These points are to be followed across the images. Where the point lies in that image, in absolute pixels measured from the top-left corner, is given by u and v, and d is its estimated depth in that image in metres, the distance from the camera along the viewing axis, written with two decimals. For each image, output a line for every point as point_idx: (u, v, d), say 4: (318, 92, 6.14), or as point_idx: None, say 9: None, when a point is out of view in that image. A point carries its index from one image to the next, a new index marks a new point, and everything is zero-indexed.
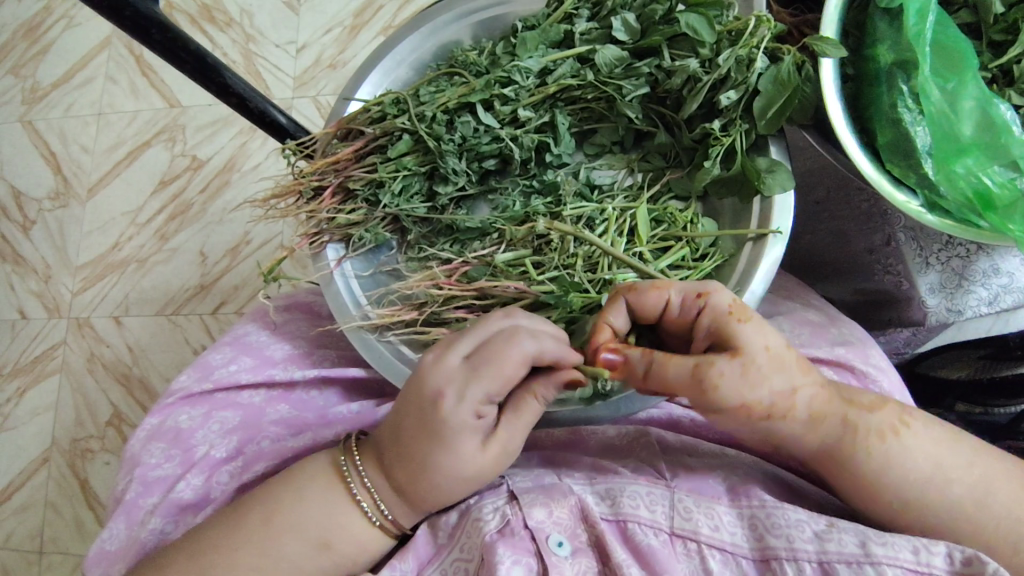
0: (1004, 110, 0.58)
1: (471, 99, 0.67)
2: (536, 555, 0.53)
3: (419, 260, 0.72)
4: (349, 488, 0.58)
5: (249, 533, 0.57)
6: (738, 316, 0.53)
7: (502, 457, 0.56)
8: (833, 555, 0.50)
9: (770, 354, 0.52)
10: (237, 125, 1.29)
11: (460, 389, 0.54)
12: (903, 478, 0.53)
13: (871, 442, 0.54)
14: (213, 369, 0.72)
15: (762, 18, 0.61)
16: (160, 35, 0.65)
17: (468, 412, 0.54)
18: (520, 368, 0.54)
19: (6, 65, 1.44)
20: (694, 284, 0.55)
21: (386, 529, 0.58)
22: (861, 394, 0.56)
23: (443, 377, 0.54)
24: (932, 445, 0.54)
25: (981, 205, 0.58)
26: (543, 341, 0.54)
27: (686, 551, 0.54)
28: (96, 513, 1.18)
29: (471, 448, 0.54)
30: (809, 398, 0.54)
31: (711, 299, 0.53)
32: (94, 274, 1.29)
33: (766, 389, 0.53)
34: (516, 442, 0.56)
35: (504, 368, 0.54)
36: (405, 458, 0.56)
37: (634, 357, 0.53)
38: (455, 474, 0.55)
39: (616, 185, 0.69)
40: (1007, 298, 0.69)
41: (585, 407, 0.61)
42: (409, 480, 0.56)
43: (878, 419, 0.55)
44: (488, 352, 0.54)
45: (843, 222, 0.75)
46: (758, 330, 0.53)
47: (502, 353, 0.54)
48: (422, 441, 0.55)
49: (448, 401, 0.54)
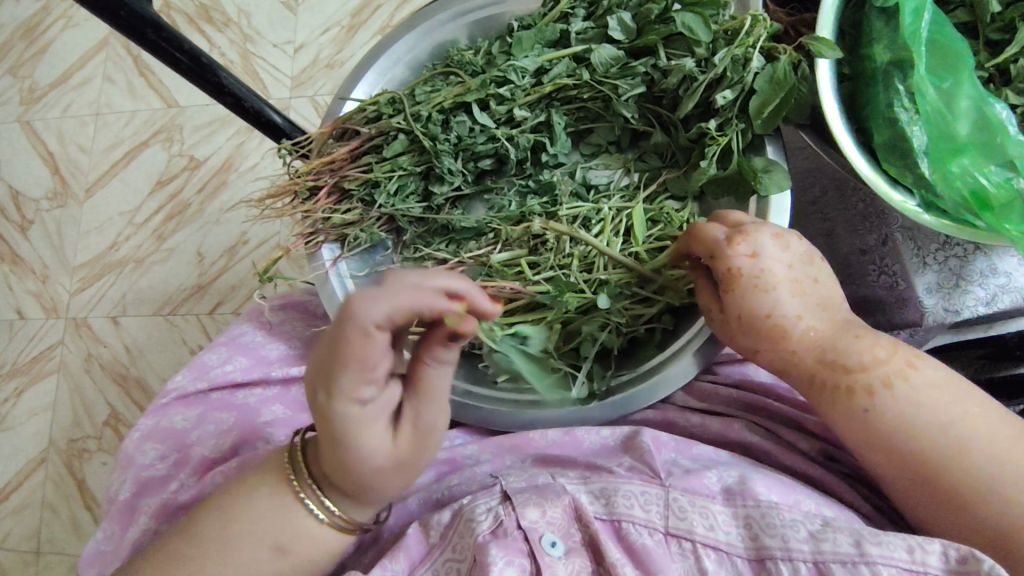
0: (1000, 109, 0.58)
1: (466, 99, 0.67)
2: (529, 556, 0.53)
3: (414, 260, 0.71)
4: (299, 495, 0.57)
5: (212, 538, 0.56)
6: (726, 285, 0.56)
7: (421, 435, 0.53)
8: (828, 555, 0.50)
9: (741, 324, 0.57)
10: (235, 125, 1.29)
11: (328, 385, 0.48)
12: (872, 435, 0.54)
13: (843, 398, 0.55)
14: (209, 368, 0.72)
15: (758, 17, 0.61)
16: (154, 35, 0.65)
17: (348, 404, 0.49)
18: (379, 340, 0.45)
19: (4, 65, 1.43)
20: (718, 240, 0.55)
21: (337, 523, 0.57)
22: (858, 351, 0.55)
23: (314, 373, 0.49)
24: (920, 397, 0.53)
25: (977, 205, 0.58)
26: (397, 301, 0.44)
27: (681, 551, 0.54)
28: (93, 513, 1.18)
29: (379, 430, 0.51)
30: (782, 354, 0.57)
31: (727, 259, 0.55)
32: (92, 274, 1.29)
33: (737, 344, 0.58)
34: (430, 420, 0.52)
35: (360, 357, 0.46)
36: (328, 460, 0.53)
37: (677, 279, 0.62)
38: (374, 460, 0.52)
39: (612, 185, 0.68)
40: (1004, 298, 0.68)
41: (580, 407, 0.64)
42: (333, 475, 0.54)
43: (862, 379, 0.54)
44: (336, 335, 0.45)
45: (834, 222, 0.75)
46: (743, 300, 0.56)
47: (349, 346, 0.45)
48: (325, 437, 0.51)
49: (324, 395, 0.49)
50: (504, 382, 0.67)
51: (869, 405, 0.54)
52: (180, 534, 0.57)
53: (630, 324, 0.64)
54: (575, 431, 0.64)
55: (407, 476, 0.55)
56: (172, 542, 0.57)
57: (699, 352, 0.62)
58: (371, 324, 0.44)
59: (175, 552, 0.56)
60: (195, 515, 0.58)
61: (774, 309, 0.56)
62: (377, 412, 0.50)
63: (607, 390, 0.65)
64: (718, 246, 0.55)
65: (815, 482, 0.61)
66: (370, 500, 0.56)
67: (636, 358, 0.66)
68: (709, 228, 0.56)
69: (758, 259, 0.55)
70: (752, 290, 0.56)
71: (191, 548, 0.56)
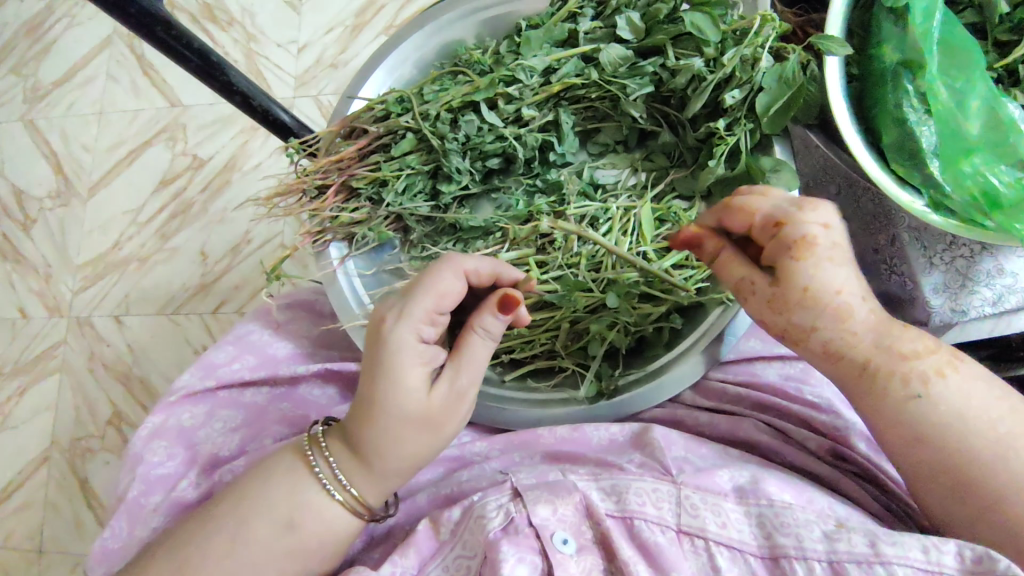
0: (1012, 109, 0.58)
1: (475, 97, 0.66)
2: (541, 553, 0.54)
3: (422, 259, 0.71)
4: (314, 470, 0.58)
5: (222, 522, 0.56)
6: (796, 254, 0.52)
7: (452, 399, 0.56)
8: (843, 555, 0.50)
9: (806, 294, 0.53)
10: (238, 125, 1.29)
11: (399, 312, 0.56)
12: (923, 425, 0.54)
13: (897, 385, 0.54)
14: (216, 367, 0.71)
15: (768, 17, 0.60)
16: (164, 33, 0.65)
17: (408, 331, 0.55)
18: (459, 285, 0.57)
19: (6, 65, 1.43)
20: (783, 209, 0.52)
21: (349, 505, 0.58)
22: (908, 339, 0.55)
23: (388, 306, 0.57)
24: (959, 396, 0.54)
25: (987, 205, 0.58)
26: (485, 261, 0.58)
27: (694, 549, 0.54)
28: (95, 512, 1.18)
29: (418, 379, 0.55)
30: (840, 335, 0.54)
31: (793, 226, 0.52)
32: (95, 273, 1.29)
33: (791, 317, 0.54)
34: (464, 384, 0.56)
35: (438, 287, 0.56)
36: (358, 407, 0.56)
37: (708, 243, 0.56)
38: (402, 410, 0.54)
39: (620, 184, 0.68)
40: (1011, 298, 0.68)
41: (588, 406, 0.64)
42: (355, 425, 0.56)
43: (915, 367, 0.54)
44: (428, 270, 0.57)
45: (849, 221, 0.74)
46: (816, 270, 0.52)
47: (436, 277, 0.56)
48: (368, 374, 0.56)
49: (390, 323, 0.56)
50: (511, 381, 0.68)
51: (923, 395, 0.54)
52: (198, 520, 0.57)
53: (638, 323, 0.64)
54: (585, 428, 0.64)
55: (425, 444, 0.56)
56: (185, 536, 0.57)
57: (705, 353, 0.62)
58: (463, 265, 0.57)
59: (202, 533, 0.56)
60: (205, 506, 0.58)
61: (842, 286, 0.53)
62: (425, 356, 0.56)
63: (616, 388, 0.64)
64: (789, 212, 0.52)
65: (827, 483, 0.61)
66: (379, 471, 0.57)
67: (645, 356, 0.67)
68: (771, 195, 0.53)
69: (831, 230, 0.53)
70: (825, 258, 0.52)
71: (210, 533, 0.56)
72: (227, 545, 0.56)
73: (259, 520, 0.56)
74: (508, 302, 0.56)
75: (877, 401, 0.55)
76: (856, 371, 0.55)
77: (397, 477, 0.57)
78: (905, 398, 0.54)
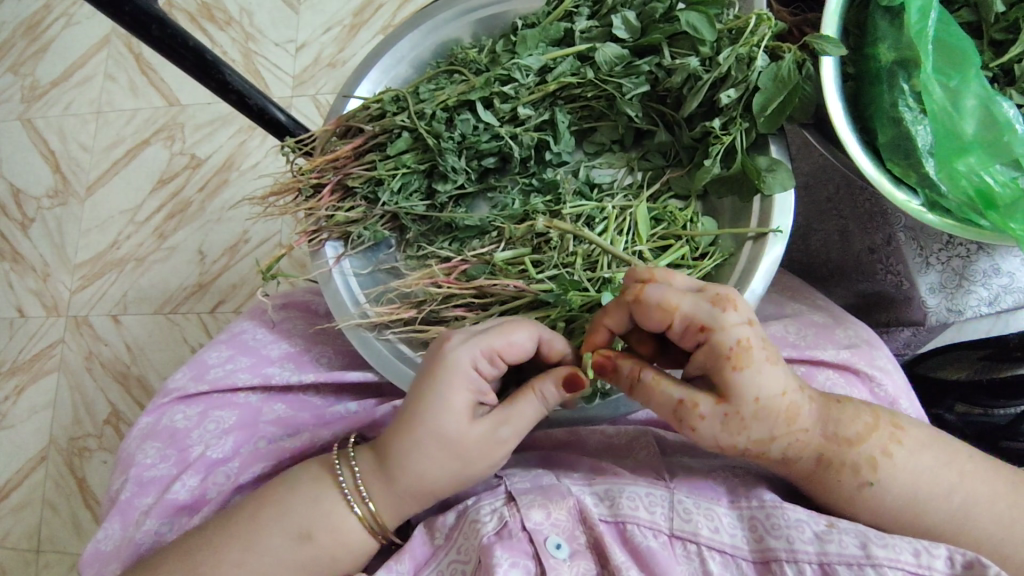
0: (1007, 107, 0.58)
1: (470, 96, 0.67)
2: (534, 558, 0.53)
3: (417, 258, 0.72)
4: (337, 479, 0.59)
5: (203, 542, 0.57)
6: (736, 363, 0.50)
7: (488, 442, 0.55)
8: (834, 556, 0.50)
9: (757, 407, 0.51)
10: (236, 124, 1.29)
11: (466, 339, 0.56)
12: (884, 512, 0.54)
13: (851, 475, 0.53)
14: (209, 368, 0.72)
15: (762, 17, 0.61)
16: (159, 31, 0.65)
17: (469, 358, 0.55)
18: (531, 345, 0.56)
19: (5, 63, 1.44)
20: (702, 313, 0.50)
21: (366, 520, 0.58)
22: (851, 422, 0.54)
23: (461, 331, 0.58)
24: (913, 477, 0.54)
25: (982, 205, 0.58)
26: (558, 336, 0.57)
27: (686, 553, 0.54)
28: (93, 511, 1.18)
29: (462, 408, 0.55)
30: (793, 440, 0.53)
31: (716, 335, 0.50)
32: (92, 273, 1.29)
33: (745, 437, 0.52)
34: (506, 432, 0.55)
35: (508, 333, 0.56)
36: (398, 419, 0.57)
37: (623, 371, 0.53)
38: (437, 434, 0.55)
39: (615, 183, 0.68)
40: (1006, 299, 0.70)
41: (585, 405, 0.61)
42: (393, 435, 0.56)
43: (862, 452, 0.53)
44: (508, 320, 0.57)
45: (847, 220, 0.75)
46: (756, 379, 0.50)
47: (513, 327, 0.56)
48: (414, 390, 0.57)
49: (453, 344, 0.56)
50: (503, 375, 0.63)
51: (876, 481, 0.53)
52: (208, 529, 0.58)
53: None
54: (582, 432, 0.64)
55: (450, 476, 0.56)
56: (169, 553, 0.58)
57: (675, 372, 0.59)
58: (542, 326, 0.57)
59: (201, 541, 0.58)
60: (193, 534, 0.59)
61: (786, 387, 0.51)
62: (476, 390, 0.56)
63: (611, 389, 0.62)
64: (710, 317, 0.50)
65: None
66: (399, 491, 0.57)
67: None
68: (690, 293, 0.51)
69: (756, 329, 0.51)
70: (762, 365, 0.50)
71: (222, 541, 0.57)
72: (242, 552, 0.56)
73: (247, 530, 0.57)
74: (581, 377, 0.53)
75: (827, 497, 0.55)
76: (807, 472, 0.54)
77: (416, 496, 0.57)
78: (861, 485, 0.54)
